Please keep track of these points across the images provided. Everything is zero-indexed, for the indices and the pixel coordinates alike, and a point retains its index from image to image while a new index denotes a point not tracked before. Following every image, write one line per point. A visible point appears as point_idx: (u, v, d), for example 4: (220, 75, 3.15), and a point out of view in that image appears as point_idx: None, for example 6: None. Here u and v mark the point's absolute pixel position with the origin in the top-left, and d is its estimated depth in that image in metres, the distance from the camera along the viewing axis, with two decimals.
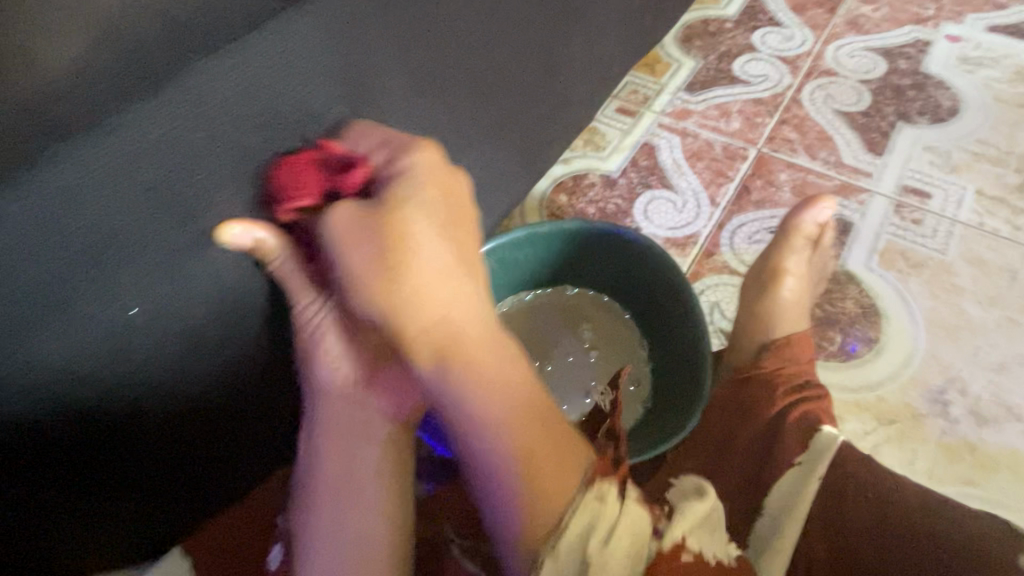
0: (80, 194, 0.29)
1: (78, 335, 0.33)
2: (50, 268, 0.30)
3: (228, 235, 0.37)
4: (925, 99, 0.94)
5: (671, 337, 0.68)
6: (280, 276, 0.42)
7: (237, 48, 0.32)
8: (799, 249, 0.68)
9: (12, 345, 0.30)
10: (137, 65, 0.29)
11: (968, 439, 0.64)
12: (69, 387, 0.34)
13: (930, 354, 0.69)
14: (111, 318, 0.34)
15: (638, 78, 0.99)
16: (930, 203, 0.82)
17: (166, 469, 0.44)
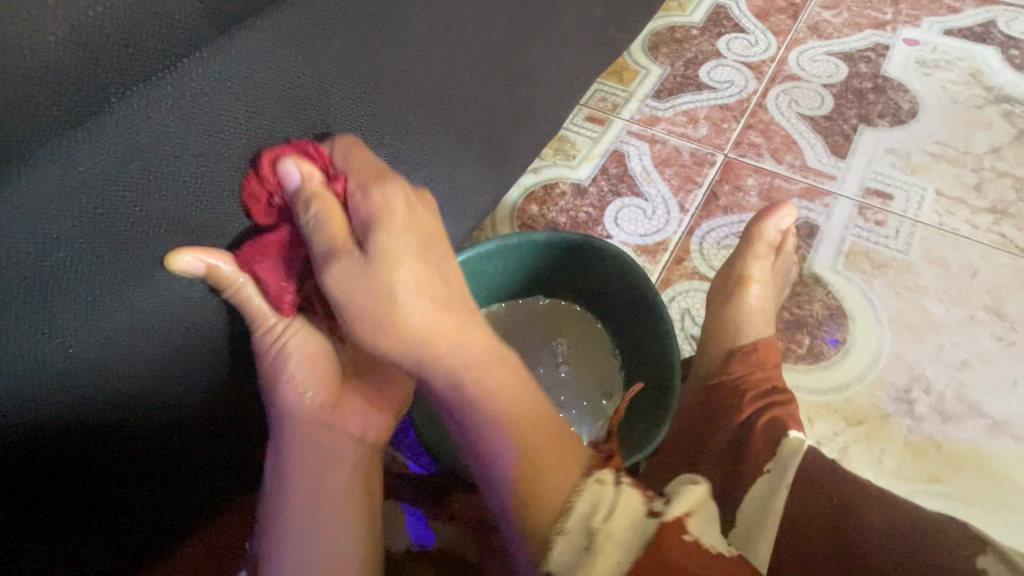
0: (10, 235, 0.27)
1: (22, 372, 0.31)
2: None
3: (178, 263, 0.35)
4: (885, 101, 0.96)
5: (640, 347, 0.68)
6: (239, 302, 0.41)
7: (178, 75, 0.30)
8: (761, 255, 0.69)
9: None
10: (71, 103, 0.26)
11: (933, 436, 0.65)
12: (13, 427, 0.32)
13: (895, 354, 0.70)
14: (55, 353, 0.31)
15: (606, 86, 1.00)
16: (892, 204, 0.84)
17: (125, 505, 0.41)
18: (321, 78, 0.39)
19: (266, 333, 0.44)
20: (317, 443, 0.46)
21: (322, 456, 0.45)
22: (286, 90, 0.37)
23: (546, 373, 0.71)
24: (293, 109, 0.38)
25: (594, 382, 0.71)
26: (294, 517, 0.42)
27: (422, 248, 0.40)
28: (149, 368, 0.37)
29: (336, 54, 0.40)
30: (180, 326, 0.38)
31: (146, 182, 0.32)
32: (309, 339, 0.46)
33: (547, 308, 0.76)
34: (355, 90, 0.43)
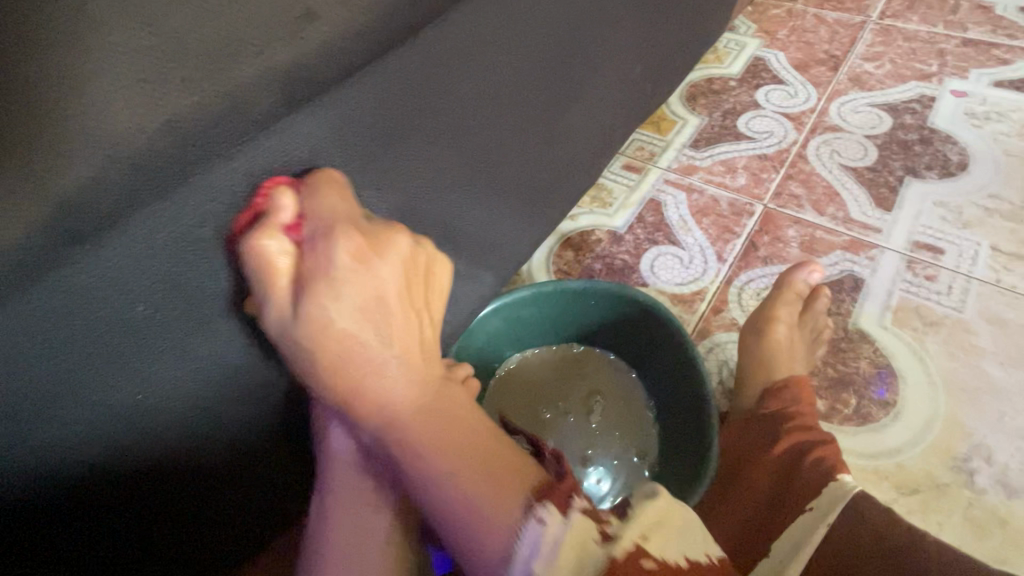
0: (104, 296, 0.31)
1: (105, 417, 0.34)
2: (71, 363, 0.31)
3: (250, 306, 0.38)
4: (933, 153, 0.95)
5: (676, 399, 0.67)
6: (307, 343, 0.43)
7: (252, 148, 0.33)
8: (791, 301, 0.72)
9: (45, 434, 0.32)
10: (158, 179, 0.29)
11: (997, 511, 0.60)
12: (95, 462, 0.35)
13: (952, 419, 0.66)
14: (129, 400, 0.35)
15: (643, 135, 1.02)
16: (943, 259, 0.81)
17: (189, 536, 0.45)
18: (380, 143, 0.42)
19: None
20: (354, 492, 0.45)
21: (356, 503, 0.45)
22: (347, 153, 0.40)
23: (577, 421, 0.71)
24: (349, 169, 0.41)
25: (630, 433, 0.70)
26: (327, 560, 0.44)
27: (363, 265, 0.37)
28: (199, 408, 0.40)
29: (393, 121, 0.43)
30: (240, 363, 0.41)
31: (223, 239, 0.35)
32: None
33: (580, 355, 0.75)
34: (408, 149, 0.46)
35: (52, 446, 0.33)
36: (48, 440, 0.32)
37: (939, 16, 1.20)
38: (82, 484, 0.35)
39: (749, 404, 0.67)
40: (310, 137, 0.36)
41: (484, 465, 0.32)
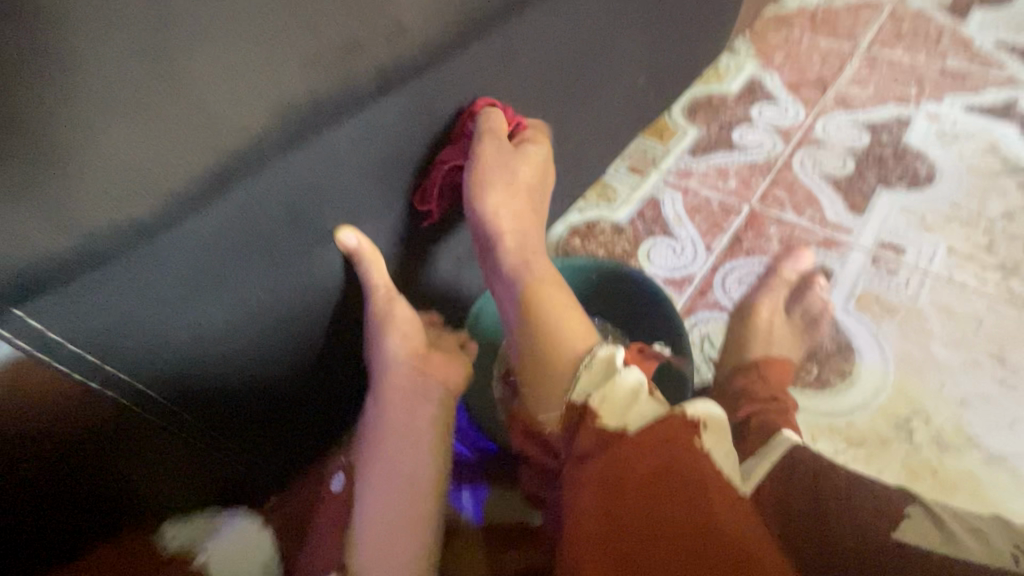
0: (229, 231, 0.39)
1: (207, 323, 0.43)
2: (192, 273, 0.39)
3: (342, 236, 0.49)
4: (904, 167, 1.06)
5: (662, 363, 0.78)
6: (363, 279, 0.54)
7: (354, 116, 0.43)
8: (778, 287, 0.84)
9: (164, 328, 0.41)
10: (282, 143, 0.39)
11: (930, 462, 0.71)
12: (193, 354, 0.44)
13: (898, 387, 0.77)
14: (230, 313, 0.44)
15: (647, 142, 1.15)
16: (904, 257, 0.92)
17: (247, 429, 0.55)
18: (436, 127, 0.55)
19: (377, 302, 0.56)
20: (400, 394, 0.57)
21: (402, 403, 0.57)
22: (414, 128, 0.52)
23: None
24: (402, 153, 0.51)
25: None
26: (378, 445, 0.56)
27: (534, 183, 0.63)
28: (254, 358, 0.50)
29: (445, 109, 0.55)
30: (285, 322, 0.50)
31: (285, 228, 0.43)
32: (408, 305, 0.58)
33: None
34: None
35: (164, 336, 0.41)
36: (138, 345, 0.40)
37: (923, 47, 1.33)
38: (155, 386, 0.43)
39: (725, 373, 0.77)
40: (356, 138, 0.44)
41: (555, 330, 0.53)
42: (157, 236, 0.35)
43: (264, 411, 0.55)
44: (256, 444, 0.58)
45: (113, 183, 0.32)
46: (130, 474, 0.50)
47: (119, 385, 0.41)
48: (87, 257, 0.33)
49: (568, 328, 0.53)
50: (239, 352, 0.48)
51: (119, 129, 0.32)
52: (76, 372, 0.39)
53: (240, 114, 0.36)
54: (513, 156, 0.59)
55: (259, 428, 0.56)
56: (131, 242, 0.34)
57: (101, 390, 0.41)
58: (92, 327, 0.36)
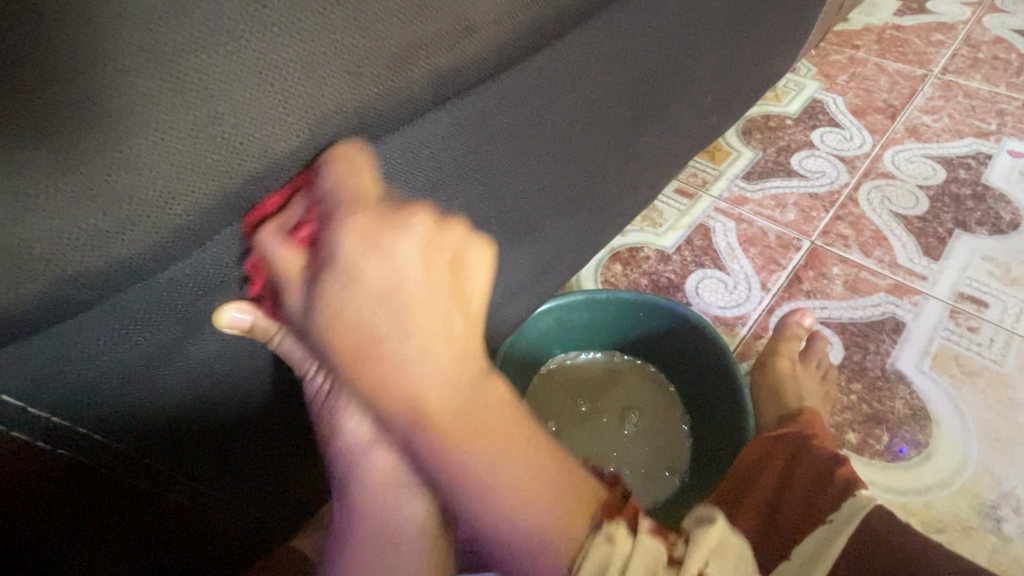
0: (239, 260, 0.33)
1: (199, 366, 0.36)
2: (184, 311, 0.32)
3: (224, 318, 0.34)
4: (985, 210, 0.96)
5: (714, 418, 0.70)
6: (283, 354, 0.39)
7: (399, 127, 0.37)
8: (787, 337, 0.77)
9: (149, 379, 0.33)
10: (315, 160, 0.33)
11: (1022, 559, 0.62)
12: (178, 407, 0.36)
13: (982, 466, 0.68)
14: (229, 351, 0.37)
15: (698, 163, 1.06)
16: (987, 312, 0.82)
17: (239, 492, 0.46)
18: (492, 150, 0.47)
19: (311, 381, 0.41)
20: (376, 532, 0.45)
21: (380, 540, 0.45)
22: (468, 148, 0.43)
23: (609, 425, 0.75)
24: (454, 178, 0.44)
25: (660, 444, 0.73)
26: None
27: (412, 294, 0.33)
28: (249, 404, 0.41)
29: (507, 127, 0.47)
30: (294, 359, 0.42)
31: None
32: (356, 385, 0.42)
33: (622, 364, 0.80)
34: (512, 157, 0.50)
35: (147, 389, 0.34)
36: (112, 402, 0.33)
37: (1003, 77, 1.22)
38: (128, 449, 0.35)
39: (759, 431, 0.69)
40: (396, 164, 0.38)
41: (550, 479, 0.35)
42: (146, 278, 0.29)
43: (260, 466, 0.46)
44: (249, 510, 0.48)
45: (97, 219, 0.26)
46: (77, 549, 0.39)
47: (91, 443, 0.34)
48: (60, 302, 0.27)
49: (516, 483, 0.34)
50: (241, 394, 0.40)
51: (110, 153, 0.26)
52: (39, 433, 0.31)
53: (260, 132, 0.29)
54: (359, 261, 0.32)
55: (247, 491, 0.46)
56: (121, 280, 0.28)
57: (65, 449, 0.33)
58: (64, 390, 0.30)
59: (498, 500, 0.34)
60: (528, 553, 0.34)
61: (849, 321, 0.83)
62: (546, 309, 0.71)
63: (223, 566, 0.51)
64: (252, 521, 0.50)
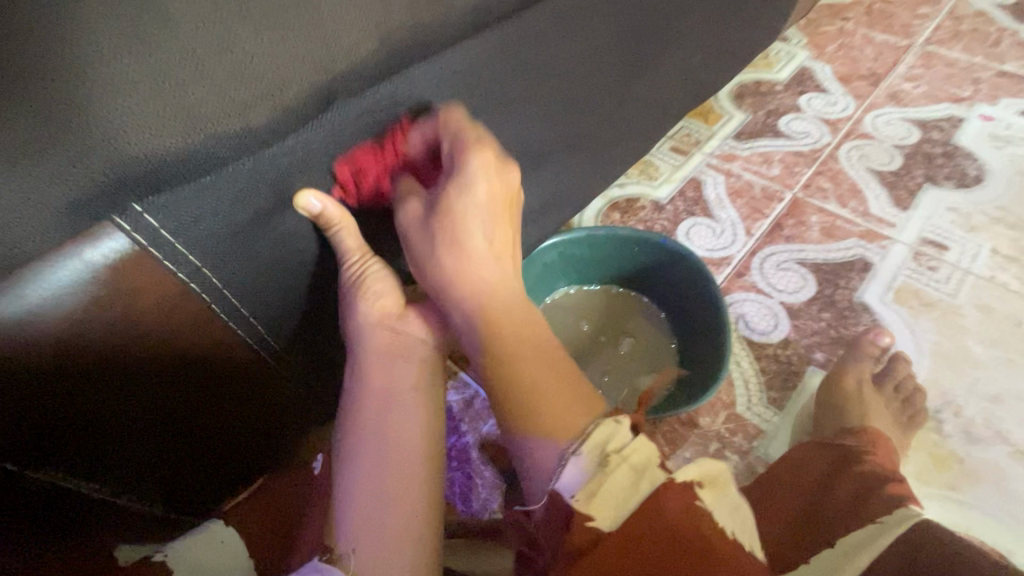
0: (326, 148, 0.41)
1: (280, 242, 0.43)
2: (279, 185, 0.40)
3: (303, 202, 0.41)
4: (953, 166, 1.05)
5: (699, 336, 0.79)
6: (335, 243, 0.47)
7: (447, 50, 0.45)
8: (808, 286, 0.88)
9: (246, 246, 0.41)
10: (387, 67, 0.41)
11: (957, 452, 0.73)
12: (262, 277, 0.44)
13: (931, 379, 0.78)
14: (301, 234, 0.45)
15: (692, 124, 1.15)
16: (947, 254, 0.92)
17: (294, 376, 0.53)
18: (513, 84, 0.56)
19: (348, 267, 0.49)
20: (380, 401, 0.49)
21: (388, 425, 0.48)
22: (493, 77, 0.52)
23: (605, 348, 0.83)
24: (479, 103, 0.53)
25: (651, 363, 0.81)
26: (357, 473, 0.46)
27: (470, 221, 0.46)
28: (312, 281, 0.49)
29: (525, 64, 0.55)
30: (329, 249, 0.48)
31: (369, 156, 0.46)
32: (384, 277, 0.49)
33: (619, 296, 0.88)
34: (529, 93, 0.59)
35: (244, 255, 0.41)
36: (219, 262, 0.40)
37: (981, 48, 1.30)
38: (226, 311, 0.43)
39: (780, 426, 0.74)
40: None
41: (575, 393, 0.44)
42: (261, 149, 0.37)
43: (318, 346, 0.54)
44: (298, 399, 0.56)
45: (236, 88, 0.34)
46: (176, 413, 0.45)
47: (210, 289, 0.41)
48: (204, 153, 0.34)
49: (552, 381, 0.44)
50: (304, 276, 0.48)
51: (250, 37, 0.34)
52: (179, 271, 0.38)
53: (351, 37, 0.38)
54: (445, 209, 0.46)
55: (306, 366, 0.54)
56: (245, 148, 0.36)
57: (195, 292, 0.40)
58: (199, 236, 0.37)
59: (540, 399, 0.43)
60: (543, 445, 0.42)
61: (823, 261, 0.92)
62: (552, 242, 0.80)
63: (272, 445, 0.58)
64: (301, 404, 0.57)
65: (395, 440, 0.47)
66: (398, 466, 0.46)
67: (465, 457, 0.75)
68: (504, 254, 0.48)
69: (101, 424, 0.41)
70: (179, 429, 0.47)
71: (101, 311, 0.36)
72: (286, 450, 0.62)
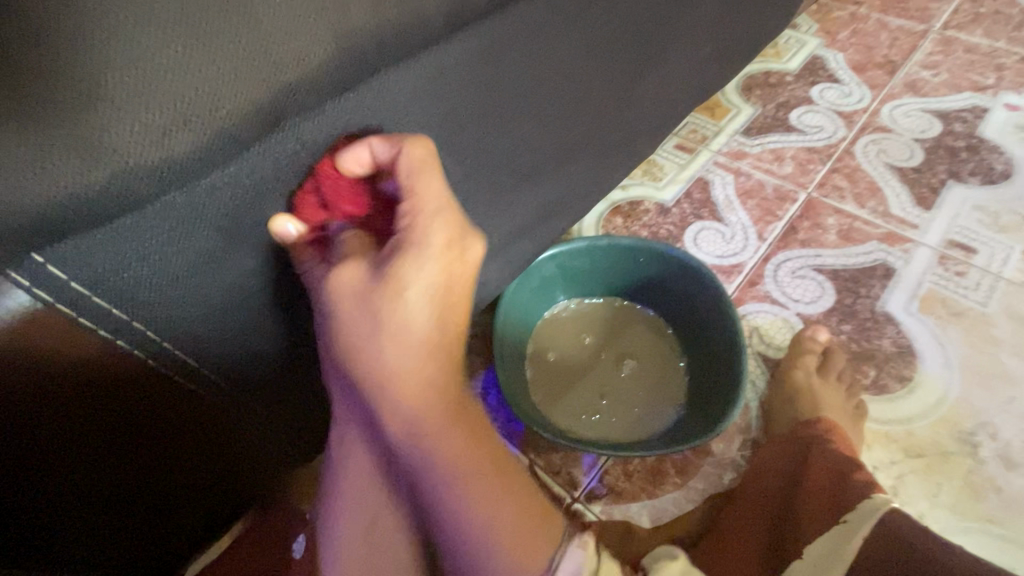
0: (271, 177, 0.35)
1: (229, 287, 0.37)
2: (219, 222, 0.34)
3: (279, 227, 0.37)
4: (979, 161, 0.98)
5: (709, 355, 0.73)
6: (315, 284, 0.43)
7: (423, 52, 0.39)
8: (825, 297, 0.83)
9: (187, 294, 0.35)
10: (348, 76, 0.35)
11: (994, 479, 0.67)
12: (207, 327, 0.38)
13: (962, 397, 0.72)
14: (253, 276, 0.39)
15: (698, 119, 1.08)
16: (975, 258, 0.85)
17: (255, 425, 0.48)
18: (504, 89, 0.49)
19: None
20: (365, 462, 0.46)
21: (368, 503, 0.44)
22: (478, 81, 0.45)
23: (609, 367, 0.77)
24: (464, 110, 0.46)
25: (659, 383, 0.76)
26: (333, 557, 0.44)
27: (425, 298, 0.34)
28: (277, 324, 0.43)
29: (516, 64, 0.48)
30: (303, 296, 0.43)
31: None
32: None
33: (623, 310, 0.82)
34: (523, 98, 0.52)
35: (185, 304, 0.36)
36: (152, 313, 0.34)
37: (1004, 32, 1.22)
38: (166, 366, 0.37)
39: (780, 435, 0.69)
40: (413, 90, 0.40)
41: (528, 523, 0.34)
42: (190, 183, 0.31)
43: (283, 392, 0.48)
44: (263, 447, 0.51)
45: (153, 114, 0.28)
46: (116, 480, 0.40)
47: (144, 345, 0.35)
48: (119, 195, 0.29)
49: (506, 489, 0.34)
50: (264, 321, 0.42)
51: (170, 48, 0.28)
52: (100, 326, 0.33)
53: (296, 46, 0.31)
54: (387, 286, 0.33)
55: (272, 415, 0.49)
56: (168, 183, 0.30)
57: (125, 347, 0.35)
58: (122, 287, 0.32)
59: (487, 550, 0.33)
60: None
61: (841, 268, 0.85)
62: (549, 256, 0.74)
63: (242, 492, 0.53)
64: (269, 452, 0.52)
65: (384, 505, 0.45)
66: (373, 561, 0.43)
67: None
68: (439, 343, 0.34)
69: (18, 504, 0.35)
70: (125, 494, 0.41)
71: (6, 381, 0.30)
72: (256, 499, 0.57)
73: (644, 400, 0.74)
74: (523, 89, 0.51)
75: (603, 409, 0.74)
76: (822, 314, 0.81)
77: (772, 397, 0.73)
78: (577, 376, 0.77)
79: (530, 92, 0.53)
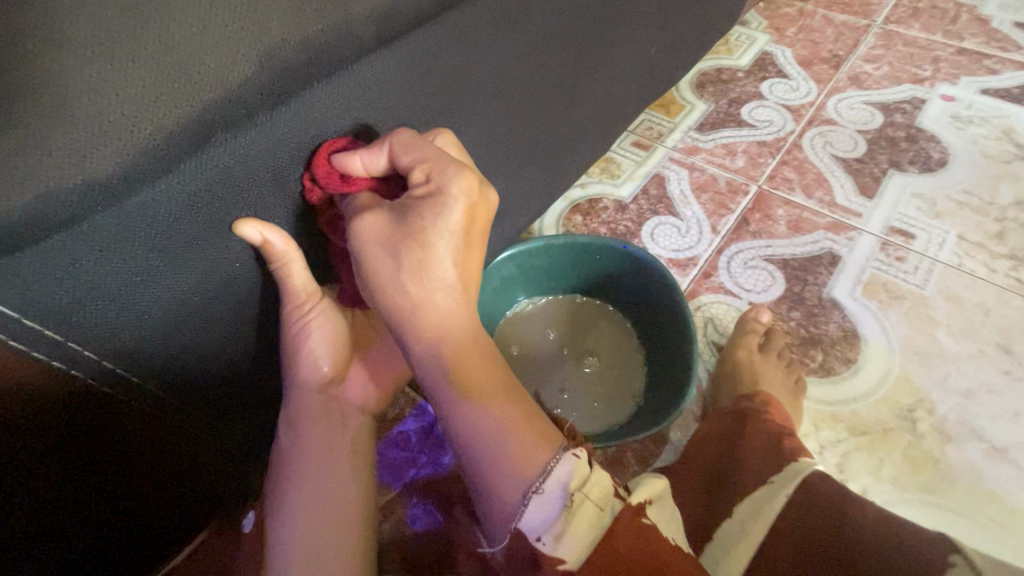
0: (203, 199, 0.36)
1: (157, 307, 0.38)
2: (142, 244, 0.35)
3: (243, 231, 0.39)
4: (917, 150, 1.03)
5: (665, 345, 0.75)
6: (280, 277, 0.44)
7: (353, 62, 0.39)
8: (776, 286, 0.86)
9: (111, 314, 0.36)
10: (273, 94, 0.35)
11: (933, 452, 0.71)
12: (142, 344, 0.38)
13: (904, 375, 0.76)
14: (188, 297, 0.39)
15: (654, 116, 1.11)
16: (914, 243, 0.90)
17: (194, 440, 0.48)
18: (433, 100, 0.49)
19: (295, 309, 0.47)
20: (318, 442, 0.49)
21: (322, 477, 0.47)
22: (410, 87, 0.46)
23: (570, 361, 0.79)
24: (399, 119, 0.47)
25: (618, 375, 0.78)
26: (285, 531, 0.45)
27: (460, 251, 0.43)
28: (225, 336, 0.44)
29: (447, 66, 0.48)
30: (267, 299, 0.46)
31: (276, 190, 0.40)
32: (327, 327, 0.49)
33: (584, 306, 0.84)
34: (459, 103, 0.52)
35: (112, 325, 0.36)
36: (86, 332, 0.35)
37: (940, 26, 1.28)
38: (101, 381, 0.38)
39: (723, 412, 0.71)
40: (351, 100, 0.41)
41: (535, 424, 0.43)
42: (122, 201, 0.32)
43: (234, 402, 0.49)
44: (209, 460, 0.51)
45: (61, 140, 0.28)
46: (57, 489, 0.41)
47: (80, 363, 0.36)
48: (35, 217, 0.29)
49: (507, 396, 0.43)
50: (209, 337, 0.43)
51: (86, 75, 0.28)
52: (34, 349, 0.34)
53: (219, 61, 0.32)
54: (410, 238, 0.41)
55: (221, 425, 0.49)
56: (92, 207, 0.31)
57: (59, 365, 0.36)
58: (48, 305, 0.33)
59: (496, 448, 0.41)
60: (504, 477, 0.41)
61: (791, 257, 0.89)
62: (508, 256, 0.75)
63: (198, 500, 0.54)
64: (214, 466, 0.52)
65: (332, 480, 0.48)
66: (327, 529, 0.45)
67: (426, 491, 0.69)
68: (469, 286, 0.44)
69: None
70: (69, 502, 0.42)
71: None
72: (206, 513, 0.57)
73: (604, 390, 0.77)
74: (460, 95, 0.52)
75: (564, 403, 0.75)
76: (773, 303, 0.84)
77: (720, 384, 0.75)
78: (539, 372, 0.78)
79: (470, 97, 0.53)
